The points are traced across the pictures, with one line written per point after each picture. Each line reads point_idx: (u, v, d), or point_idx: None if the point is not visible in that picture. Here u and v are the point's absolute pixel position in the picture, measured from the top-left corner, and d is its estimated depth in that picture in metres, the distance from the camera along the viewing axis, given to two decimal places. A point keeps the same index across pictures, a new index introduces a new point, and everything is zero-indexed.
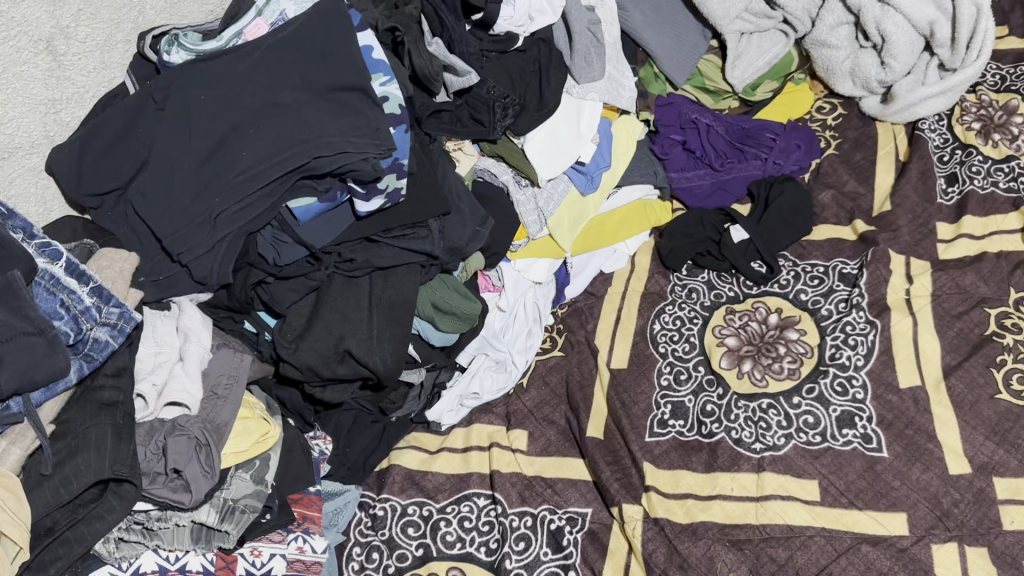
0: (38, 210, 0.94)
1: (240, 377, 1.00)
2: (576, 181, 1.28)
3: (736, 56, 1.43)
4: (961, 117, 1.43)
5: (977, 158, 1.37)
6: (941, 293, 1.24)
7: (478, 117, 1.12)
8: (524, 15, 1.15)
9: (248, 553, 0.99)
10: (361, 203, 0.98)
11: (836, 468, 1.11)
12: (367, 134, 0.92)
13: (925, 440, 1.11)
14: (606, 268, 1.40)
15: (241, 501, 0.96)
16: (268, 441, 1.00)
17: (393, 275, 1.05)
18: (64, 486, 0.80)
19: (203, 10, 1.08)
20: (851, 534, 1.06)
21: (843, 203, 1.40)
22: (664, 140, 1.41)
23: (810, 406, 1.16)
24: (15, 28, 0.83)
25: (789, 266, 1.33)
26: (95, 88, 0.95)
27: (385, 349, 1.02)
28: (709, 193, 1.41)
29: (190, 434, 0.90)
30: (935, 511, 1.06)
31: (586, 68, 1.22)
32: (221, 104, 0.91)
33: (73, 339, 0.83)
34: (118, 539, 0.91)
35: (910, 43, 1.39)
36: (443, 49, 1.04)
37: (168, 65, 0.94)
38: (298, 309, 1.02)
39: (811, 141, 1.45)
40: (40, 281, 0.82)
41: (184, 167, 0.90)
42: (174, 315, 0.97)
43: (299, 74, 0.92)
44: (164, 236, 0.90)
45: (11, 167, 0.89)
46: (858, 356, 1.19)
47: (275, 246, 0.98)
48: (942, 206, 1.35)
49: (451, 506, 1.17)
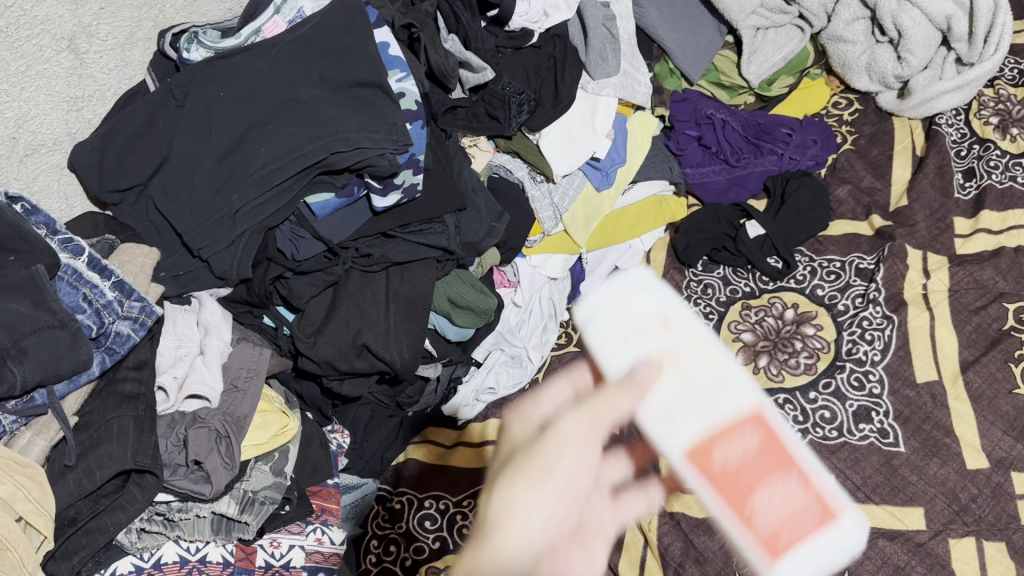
0: (60, 206, 0.96)
1: (259, 370, 1.01)
2: (591, 177, 1.28)
3: (752, 52, 1.41)
4: (978, 112, 1.42)
5: (995, 152, 1.36)
6: (959, 289, 1.24)
7: (493, 114, 1.13)
8: (539, 11, 1.15)
9: (268, 544, 1.01)
10: (378, 198, 0.98)
11: (853, 462, 1.11)
12: (384, 130, 0.92)
13: (943, 435, 1.11)
14: (621, 264, 1.41)
15: (261, 492, 0.98)
16: (286, 433, 1.02)
17: (409, 270, 1.05)
18: (87, 476, 0.82)
19: (221, 9, 1.09)
20: (869, 529, 1.05)
21: (860, 198, 1.39)
22: (679, 135, 1.41)
23: (826, 401, 1.17)
24: (38, 26, 0.84)
25: (806, 262, 1.34)
26: (116, 85, 0.97)
27: (402, 343, 1.03)
28: (724, 189, 1.42)
29: (210, 426, 0.92)
30: (953, 506, 1.05)
31: (602, 64, 1.22)
32: (239, 101, 0.91)
33: (95, 333, 0.84)
34: (139, 529, 0.91)
35: (927, 38, 1.38)
36: (458, 47, 1.07)
37: (187, 63, 0.95)
38: (315, 305, 1.03)
39: (826, 136, 1.46)
40: (63, 275, 0.83)
41: (203, 163, 0.91)
42: (194, 309, 0.98)
43: (317, 71, 0.92)
44: (184, 231, 0.92)
45: (34, 164, 0.90)
46: (874, 351, 1.20)
47: (293, 241, 0.99)
48: (959, 200, 1.35)
49: (467, 500, 1.18)
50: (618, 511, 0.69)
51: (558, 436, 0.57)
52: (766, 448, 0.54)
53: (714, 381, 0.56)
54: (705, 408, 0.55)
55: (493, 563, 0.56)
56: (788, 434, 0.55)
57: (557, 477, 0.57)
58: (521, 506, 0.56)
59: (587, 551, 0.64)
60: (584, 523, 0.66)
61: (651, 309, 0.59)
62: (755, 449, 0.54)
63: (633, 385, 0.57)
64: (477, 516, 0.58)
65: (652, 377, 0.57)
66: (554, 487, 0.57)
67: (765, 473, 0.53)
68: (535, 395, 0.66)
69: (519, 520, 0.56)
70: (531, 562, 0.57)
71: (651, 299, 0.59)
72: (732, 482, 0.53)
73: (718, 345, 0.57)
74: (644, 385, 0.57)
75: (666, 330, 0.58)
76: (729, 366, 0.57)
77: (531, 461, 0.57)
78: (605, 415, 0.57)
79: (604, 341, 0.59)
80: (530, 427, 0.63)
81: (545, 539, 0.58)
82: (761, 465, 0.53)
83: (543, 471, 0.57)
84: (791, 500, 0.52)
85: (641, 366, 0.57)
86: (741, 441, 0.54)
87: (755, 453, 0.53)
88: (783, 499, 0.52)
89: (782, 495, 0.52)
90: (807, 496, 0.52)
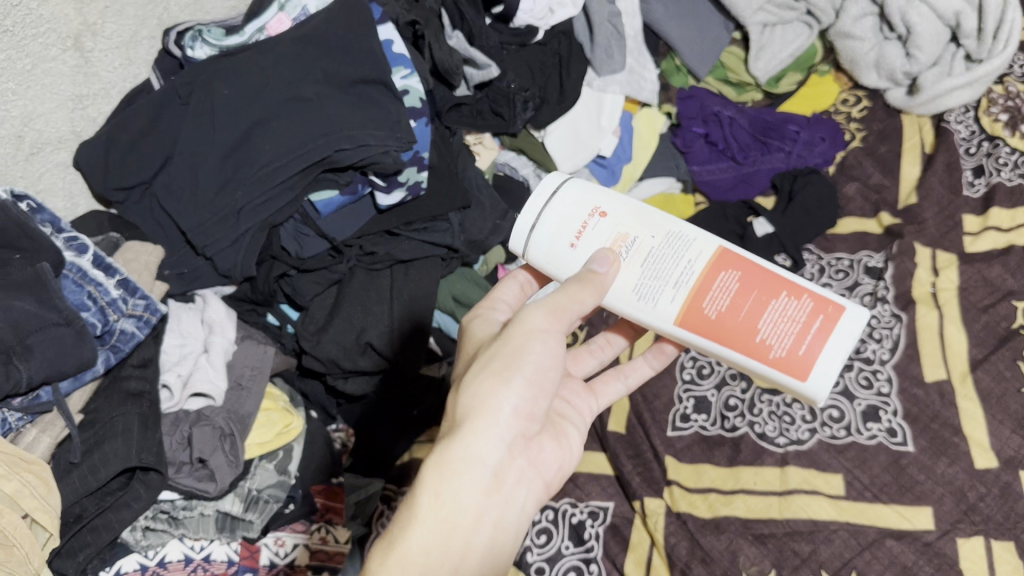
0: (65, 205, 0.96)
1: (264, 368, 1.01)
2: (598, 175, 1.28)
3: (760, 48, 1.41)
4: (988, 109, 1.38)
5: (1005, 149, 1.32)
6: (969, 286, 1.22)
7: (498, 111, 1.13)
8: (544, 8, 1.13)
9: (272, 543, 1.00)
10: (382, 197, 0.99)
11: (861, 462, 1.10)
12: (388, 127, 0.92)
13: (950, 434, 1.10)
14: None
15: (265, 491, 0.99)
16: (292, 432, 1.01)
17: (414, 268, 1.05)
18: (92, 473, 0.82)
19: (226, 6, 1.09)
20: (876, 529, 1.04)
21: (869, 195, 1.39)
22: (686, 133, 1.44)
23: (834, 400, 1.15)
24: (44, 25, 0.84)
25: (814, 260, 1.33)
26: (121, 84, 0.97)
27: (406, 343, 1.02)
28: (732, 186, 1.42)
29: (214, 424, 0.93)
30: (961, 505, 1.04)
31: (607, 62, 1.22)
32: (243, 99, 0.91)
33: (100, 330, 0.84)
34: (144, 527, 0.93)
35: (936, 35, 1.38)
36: (463, 43, 1.05)
37: (192, 61, 0.95)
38: (319, 303, 1.03)
39: (836, 134, 1.44)
40: (68, 273, 0.83)
41: (208, 161, 0.91)
42: (199, 308, 0.99)
43: (321, 68, 0.92)
44: (188, 229, 0.92)
45: (40, 162, 0.91)
46: (883, 350, 1.19)
47: (297, 239, 1.00)
48: (968, 198, 1.32)
49: None
50: (590, 394, 0.78)
51: (525, 328, 0.63)
52: (750, 279, 0.67)
53: (669, 241, 0.68)
54: (675, 270, 0.67)
55: (464, 457, 0.60)
56: (751, 261, 0.68)
57: (526, 365, 0.62)
58: (491, 403, 0.61)
59: (560, 432, 0.70)
60: (554, 414, 0.72)
61: (584, 208, 0.69)
62: (738, 284, 0.67)
63: (596, 277, 0.66)
64: (447, 419, 0.62)
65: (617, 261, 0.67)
66: (522, 375, 0.61)
67: (759, 301, 0.67)
68: (490, 302, 0.74)
69: (490, 414, 0.60)
70: (504, 452, 0.61)
71: (581, 198, 0.70)
72: (732, 318, 0.66)
73: (657, 221, 0.69)
74: (603, 275, 0.66)
75: (604, 219, 0.69)
76: (676, 229, 0.68)
77: (498, 357, 0.62)
78: (567, 305, 0.64)
79: (549, 246, 0.70)
80: (492, 326, 0.70)
81: (515, 430, 0.62)
82: (747, 299, 0.66)
83: (509, 365, 0.62)
84: (792, 315, 0.66)
85: (596, 256, 0.67)
86: (727, 282, 0.66)
87: (747, 291, 0.67)
88: (786, 309, 0.66)
89: (781, 312, 0.66)
90: (808, 304, 0.66)
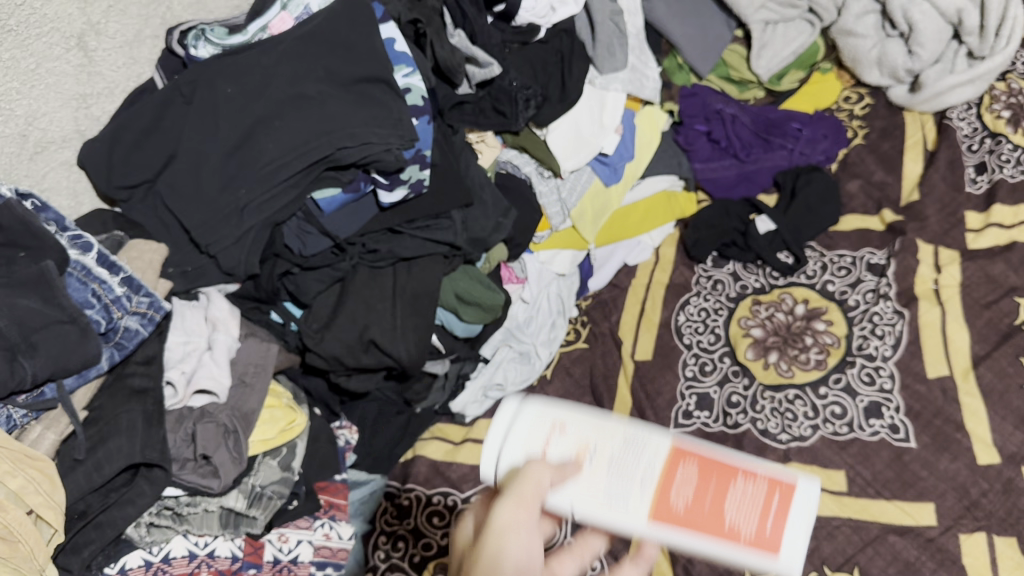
0: (70, 204, 0.96)
1: (266, 366, 1.01)
2: (600, 173, 1.28)
3: (762, 46, 1.40)
4: (990, 105, 1.39)
5: (1007, 146, 1.33)
6: (971, 283, 1.22)
7: (500, 109, 1.12)
8: (546, 6, 1.14)
9: (276, 539, 1.02)
10: (384, 193, 0.99)
11: (863, 458, 1.10)
12: (390, 125, 0.93)
13: (953, 430, 1.10)
14: (629, 261, 1.39)
15: (269, 487, 0.98)
16: (295, 429, 1.01)
17: (417, 266, 1.05)
18: (96, 470, 0.82)
19: (228, 6, 1.10)
20: (878, 525, 1.05)
21: (871, 193, 1.39)
22: (689, 130, 1.41)
23: (837, 397, 1.16)
24: (48, 24, 0.85)
25: (817, 257, 1.32)
26: (125, 83, 0.97)
27: (409, 339, 1.03)
28: (734, 183, 1.41)
29: (218, 422, 0.93)
30: (964, 501, 1.04)
31: (609, 59, 1.23)
32: (246, 97, 0.92)
33: (104, 328, 0.85)
34: (149, 523, 0.92)
35: (938, 32, 1.38)
36: (465, 41, 1.05)
37: (195, 59, 0.95)
38: (323, 300, 1.03)
39: (837, 131, 1.44)
40: (72, 271, 0.84)
41: (210, 159, 0.91)
42: (203, 305, 0.99)
43: (323, 67, 0.93)
44: (192, 227, 0.92)
45: (44, 161, 0.91)
46: (886, 346, 1.19)
47: (299, 237, 0.99)
48: (971, 195, 1.33)
49: (474, 496, 1.16)
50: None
51: (494, 531, 0.57)
52: (708, 471, 0.62)
53: (627, 446, 0.62)
54: (637, 470, 0.61)
55: None
56: (708, 449, 0.63)
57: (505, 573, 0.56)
58: None
59: None
60: None
61: (542, 424, 0.64)
62: (698, 475, 0.61)
63: (558, 475, 0.61)
64: None
65: (577, 470, 0.62)
66: None
67: (720, 490, 0.61)
68: None
69: None
70: None
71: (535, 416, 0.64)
72: (700, 514, 0.61)
73: (612, 422, 0.63)
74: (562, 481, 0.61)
75: (563, 434, 0.63)
76: (632, 433, 0.63)
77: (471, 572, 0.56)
78: (531, 494, 0.59)
79: (508, 462, 0.64)
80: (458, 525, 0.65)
81: None
82: (709, 487, 0.61)
83: None
84: (752, 498, 0.61)
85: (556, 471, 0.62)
86: (684, 479, 0.61)
87: (709, 484, 0.61)
88: (746, 496, 0.61)
89: (744, 496, 0.61)
90: (764, 484, 0.62)
